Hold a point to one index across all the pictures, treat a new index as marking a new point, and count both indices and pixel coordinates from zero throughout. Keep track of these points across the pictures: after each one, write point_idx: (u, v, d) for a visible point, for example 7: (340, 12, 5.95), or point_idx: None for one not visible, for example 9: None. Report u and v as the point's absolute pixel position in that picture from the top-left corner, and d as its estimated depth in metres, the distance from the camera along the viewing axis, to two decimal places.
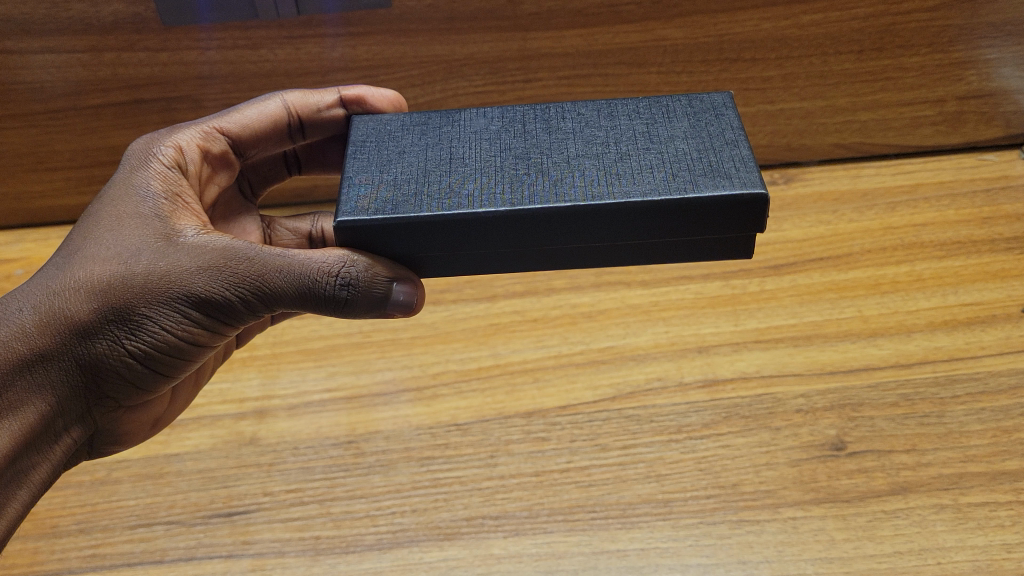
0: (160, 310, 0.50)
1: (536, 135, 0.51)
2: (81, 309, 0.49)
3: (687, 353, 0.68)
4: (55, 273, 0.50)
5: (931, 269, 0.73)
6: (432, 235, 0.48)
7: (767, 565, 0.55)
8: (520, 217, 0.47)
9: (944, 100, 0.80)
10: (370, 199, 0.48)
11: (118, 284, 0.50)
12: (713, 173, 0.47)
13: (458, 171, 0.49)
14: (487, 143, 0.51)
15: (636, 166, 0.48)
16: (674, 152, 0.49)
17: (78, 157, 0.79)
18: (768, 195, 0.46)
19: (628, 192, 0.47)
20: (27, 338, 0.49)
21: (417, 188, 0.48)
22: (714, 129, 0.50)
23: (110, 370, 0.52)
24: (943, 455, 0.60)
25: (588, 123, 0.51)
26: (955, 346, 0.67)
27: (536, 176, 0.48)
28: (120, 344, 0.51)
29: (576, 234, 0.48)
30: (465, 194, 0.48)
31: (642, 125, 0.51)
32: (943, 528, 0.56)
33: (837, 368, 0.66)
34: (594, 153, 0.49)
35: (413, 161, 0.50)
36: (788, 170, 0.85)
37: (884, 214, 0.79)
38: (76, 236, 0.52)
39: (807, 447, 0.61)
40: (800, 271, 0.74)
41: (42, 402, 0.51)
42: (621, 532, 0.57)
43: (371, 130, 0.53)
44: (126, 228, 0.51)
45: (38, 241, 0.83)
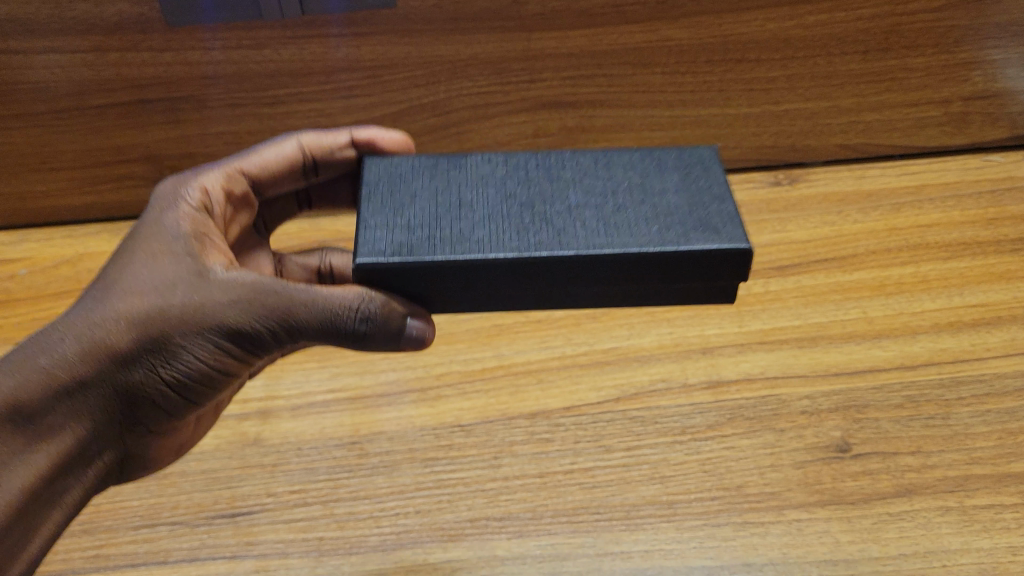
0: (192, 344, 0.48)
1: (538, 183, 0.52)
2: (121, 337, 0.47)
3: (690, 354, 0.68)
4: (91, 307, 0.48)
5: (936, 271, 0.73)
6: (444, 277, 0.48)
7: (772, 566, 0.55)
8: (530, 262, 0.47)
9: (950, 101, 0.80)
10: (386, 241, 0.48)
11: (152, 318, 0.47)
12: (704, 227, 0.48)
13: (467, 215, 0.49)
14: (492, 189, 0.51)
15: (633, 217, 0.49)
16: (667, 204, 0.50)
17: (82, 158, 0.78)
18: (753, 249, 0.47)
19: (631, 240, 0.47)
20: (64, 367, 0.47)
21: (428, 231, 0.48)
22: (703, 184, 0.51)
23: (142, 402, 0.50)
24: (948, 457, 0.60)
25: (587, 173, 0.52)
26: (960, 347, 0.67)
27: (541, 223, 0.48)
28: (152, 376, 0.49)
29: (579, 279, 0.48)
30: (477, 237, 0.48)
31: (637, 178, 0.52)
32: (949, 531, 0.56)
33: (842, 369, 0.66)
34: (593, 203, 0.50)
35: (424, 205, 0.50)
36: (793, 171, 0.84)
37: (889, 215, 0.79)
38: (104, 276, 0.50)
39: (812, 449, 0.61)
40: (804, 271, 0.74)
41: (72, 432, 0.48)
42: (625, 534, 0.57)
43: (381, 176, 0.53)
44: (162, 260, 0.50)
45: (39, 240, 0.82)
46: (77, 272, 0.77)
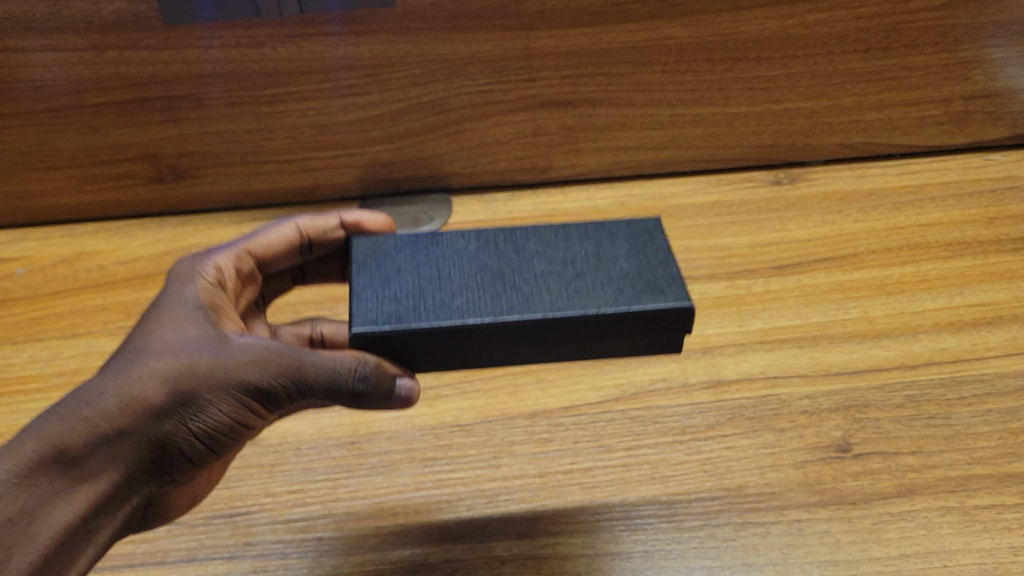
0: (221, 399, 0.47)
1: (507, 253, 0.53)
2: (154, 391, 0.46)
3: (691, 354, 0.68)
4: (117, 367, 0.47)
5: (937, 270, 0.73)
6: (429, 344, 0.49)
7: (772, 567, 0.54)
8: (504, 328, 0.48)
9: (950, 100, 0.80)
10: (375, 312, 0.49)
11: (184, 374, 0.46)
12: (652, 289, 0.50)
13: (447, 285, 0.51)
14: (468, 260, 0.53)
15: (591, 282, 0.50)
16: (620, 270, 0.51)
17: (80, 156, 0.77)
18: (696, 308, 0.49)
19: (593, 304, 0.49)
20: (99, 418, 0.45)
21: (413, 302, 0.50)
22: (651, 250, 0.53)
23: (170, 454, 0.48)
24: (949, 457, 0.60)
25: (548, 242, 0.54)
26: (961, 347, 0.67)
27: (510, 290, 0.50)
28: (181, 429, 0.47)
29: (549, 340, 0.50)
30: (457, 306, 0.49)
31: (592, 245, 0.53)
32: (950, 531, 0.55)
33: (842, 368, 0.66)
34: (556, 271, 0.51)
35: (408, 278, 0.52)
36: (793, 170, 0.84)
37: (889, 214, 0.79)
38: (127, 341, 0.49)
39: (812, 448, 0.61)
40: (804, 271, 0.74)
41: (104, 480, 0.46)
42: (624, 534, 0.56)
43: (369, 251, 0.54)
44: (185, 324, 0.49)
45: (38, 240, 0.81)
46: (76, 271, 0.77)
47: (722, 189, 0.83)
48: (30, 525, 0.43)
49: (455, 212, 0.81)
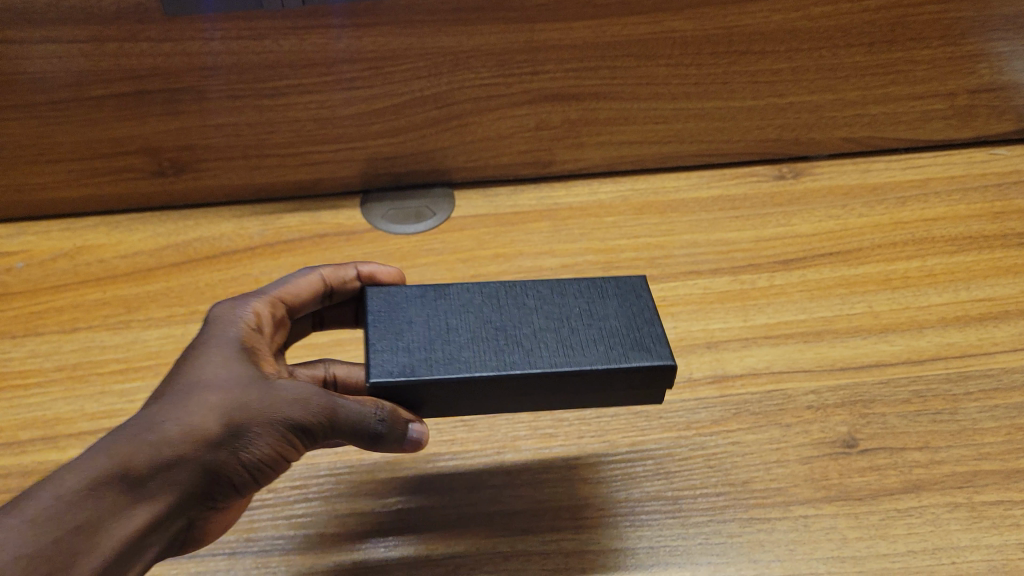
0: (267, 437, 0.47)
1: (506, 306, 0.54)
2: (207, 423, 0.45)
3: (695, 349, 0.67)
4: (171, 401, 0.46)
5: (942, 265, 0.73)
6: (435, 395, 0.50)
7: (779, 563, 0.54)
8: (507, 382, 0.50)
9: (956, 94, 0.80)
10: (388, 361, 0.50)
11: (235, 411, 0.46)
12: (639, 347, 0.52)
13: (454, 338, 0.52)
14: (472, 315, 0.54)
15: (584, 339, 0.52)
16: (610, 327, 0.53)
17: (80, 149, 0.76)
18: (676, 366, 0.51)
19: (587, 360, 0.50)
20: (156, 444, 0.44)
21: (422, 353, 0.51)
22: (638, 307, 0.55)
23: (220, 484, 0.47)
24: (956, 453, 0.59)
25: (544, 295, 0.55)
26: (968, 342, 0.66)
27: (510, 345, 0.51)
28: (232, 462, 0.46)
29: (543, 394, 0.51)
30: (465, 361, 0.50)
31: (585, 300, 0.55)
32: (958, 527, 0.55)
33: (848, 364, 0.65)
34: (551, 326, 0.53)
35: (415, 328, 0.53)
36: (796, 165, 0.84)
37: (894, 209, 0.78)
38: (176, 375, 0.48)
39: (818, 444, 0.60)
40: (809, 266, 0.73)
41: (157, 506, 0.45)
42: (629, 530, 0.56)
43: (382, 302, 0.54)
44: (234, 358, 0.49)
45: (38, 233, 0.80)
46: (76, 265, 0.77)
47: (726, 184, 0.82)
48: (92, 539, 0.42)
49: (458, 207, 0.81)
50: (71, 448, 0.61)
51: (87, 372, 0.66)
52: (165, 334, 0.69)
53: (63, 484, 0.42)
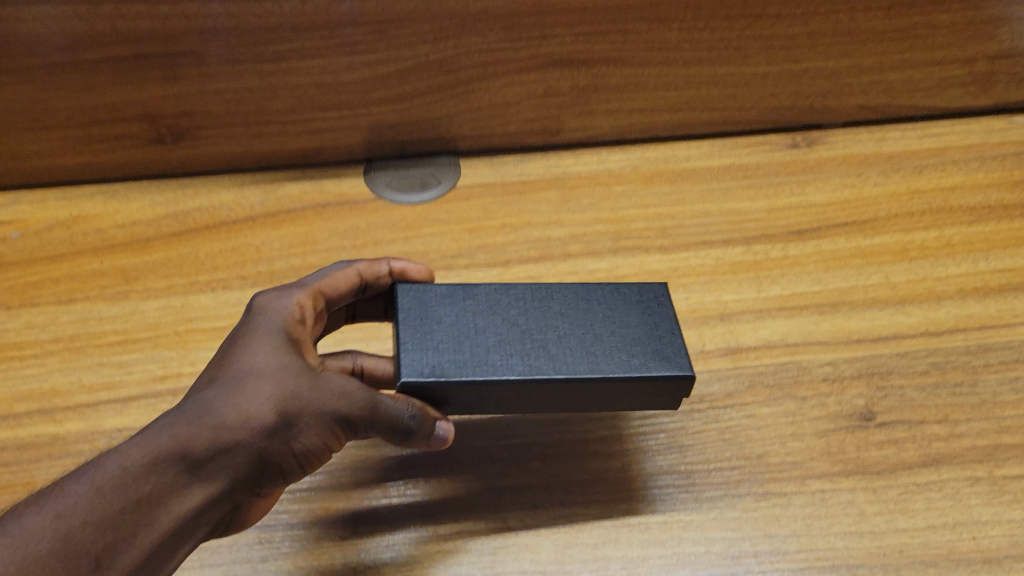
0: (316, 429, 0.46)
1: (533, 308, 0.55)
2: (261, 410, 0.45)
3: (708, 320, 0.66)
4: (226, 388, 0.46)
5: (960, 235, 0.71)
6: (464, 397, 0.51)
7: (796, 539, 0.53)
8: (532, 387, 0.51)
9: (975, 60, 0.77)
10: (420, 362, 0.51)
11: (290, 400, 0.46)
12: (663, 357, 0.52)
13: (481, 340, 0.52)
14: (500, 316, 0.54)
15: (609, 346, 0.53)
16: (634, 334, 0.54)
17: (76, 116, 0.74)
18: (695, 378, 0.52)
19: (609, 370, 0.51)
20: (213, 429, 0.44)
21: (453, 354, 0.51)
22: (661, 314, 0.55)
23: (269, 473, 0.46)
24: (976, 426, 0.58)
25: (569, 298, 0.56)
26: (987, 314, 0.65)
27: (538, 349, 0.52)
28: (284, 451, 0.46)
29: (566, 399, 0.52)
30: (492, 365, 0.51)
31: (610, 305, 0.56)
32: (979, 502, 0.54)
33: (865, 336, 0.64)
34: (577, 331, 0.54)
35: (446, 328, 0.53)
36: (810, 133, 0.82)
37: (911, 177, 0.77)
38: (227, 364, 0.47)
39: (835, 417, 0.59)
40: (824, 236, 0.72)
41: (212, 490, 0.44)
42: (642, 504, 0.55)
43: (414, 298, 0.55)
44: (284, 349, 0.48)
45: (34, 202, 0.78)
46: (72, 235, 0.75)
47: (738, 153, 0.80)
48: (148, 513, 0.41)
49: (464, 176, 0.79)
50: (70, 421, 0.60)
51: (84, 344, 0.65)
52: (164, 306, 0.68)
53: (120, 463, 0.42)
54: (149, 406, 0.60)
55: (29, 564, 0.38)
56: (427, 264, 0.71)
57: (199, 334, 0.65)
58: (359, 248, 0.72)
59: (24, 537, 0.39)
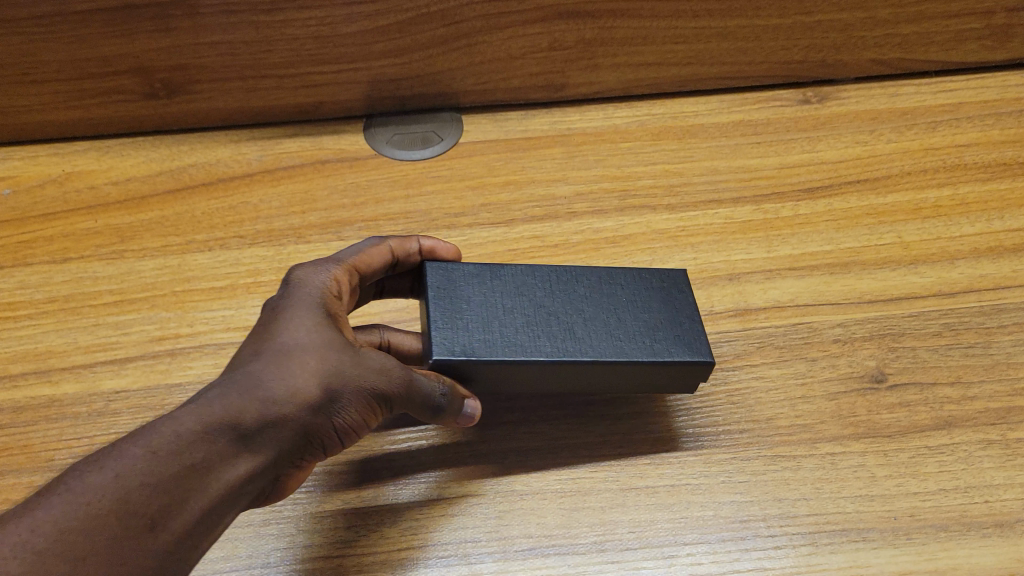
0: (358, 402, 0.46)
1: (558, 290, 0.55)
2: (307, 385, 0.44)
3: (717, 281, 0.64)
4: (266, 361, 0.44)
5: (975, 193, 0.69)
6: (491, 375, 0.51)
7: (805, 503, 0.52)
8: (559, 368, 0.51)
9: (994, 12, 0.75)
10: (452, 339, 0.51)
11: (334, 375, 0.45)
12: (686, 343, 0.53)
13: (509, 320, 0.53)
14: (526, 296, 0.54)
15: (633, 330, 0.53)
16: (656, 320, 0.54)
17: (66, 69, 0.71)
18: (713, 363, 0.52)
19: (633, 354, 0.52)
20: (262, 402, 0.43)
21: (483, 333, 0.51)
22: (680, 302, 0.56)
23: (310, 446, 0.45)
24: (990, 388, 0.57)
25: (592, 283, 0.56)
26: (1001, 274, 0.63)
27: (565, 331, 0.52)
28: (325, 424, 0.45)
29: (589, 380, 0.53)
30: (520, 345, 0.51)
31: (632, 291, 0.56)
32: (991, 465, 0.53)
33: (876, 297, 0.62)
34: (601, 314, 0.54)
35: (476, 306, 0.53)
36: (821, 89, 0.80)
37: (924, 134, 0.75)
38: (264, 336, 0.46)
39: (846, 379, 0.58)
40: (835, 194, 0.70)
41: (259, 460, 0.43)
42: (649, 468, 0.54)
43: (443, 275, 0.54)
44: (323, 320, 0.47)
45: (26, 158, 0.77)
46: (65, 192, 0.73)
47: (747, 110, 0.78)
48: (199, 488, 0.40)
49: (466, 132, 0.77)
50: (65, 382, 0.59)
51: (79, 304, 0.64)
52: (161, 265, 0.66)
53: (172, 429, 0.41)
54: (146, 367, 0.59)
55: (86, 524, 0.37)
56: (429, 223, 0.69)
57: (197, 295, 0.64)
58: (359, 206, 0.70)
59: (78, 498, 0.38)
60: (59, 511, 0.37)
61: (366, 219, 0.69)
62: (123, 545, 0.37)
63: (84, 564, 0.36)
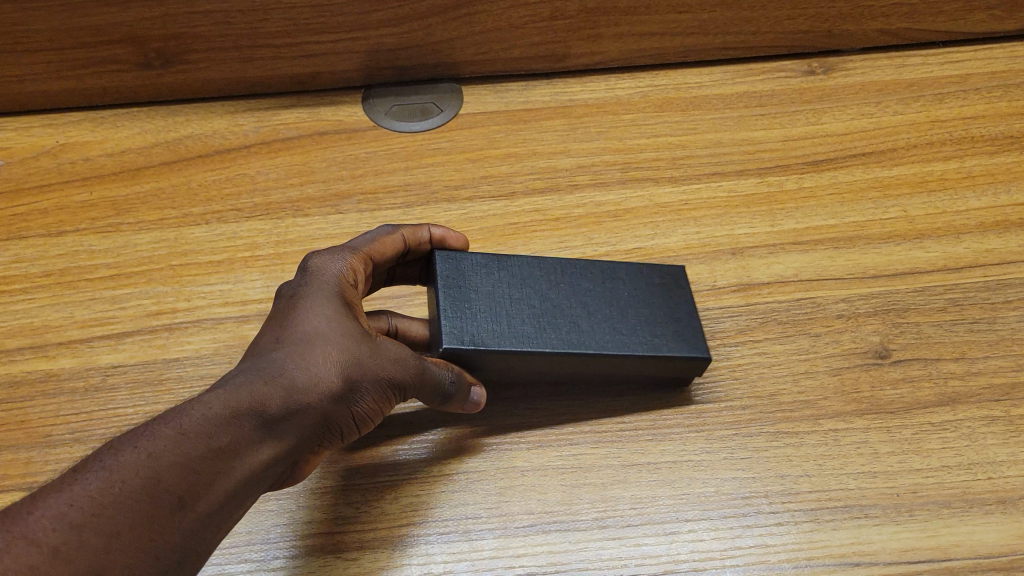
0: (375, 390, 0.46)
1: (563, 283, 0.56)
2: (328, 374, 0.44)
3: (720, 255, 0.64)
4: (288, 348, 0.45)
5: (982, 166, 0.68)
6: (496, 363, 0.52)
7: (807, 479, 0.51)
8: (564, 359, 0.52)
9: None
10: (461, 327, 0.51)
11: (353, 364, 0.45)
12: (685, 339, 0.54)
13: (516, 310, 0.53)
14: (532, 288, 0.55)
15: (635, 326, 0.54)
16: (657, 317, 0.56)
17: (58, 38, 0.70)
18: (709, 360, 0.53)
19: (636, 348, 0.53)
20: (285, 390, 0.43)
21: (491, 322, 0.52)
22: (679, 299, 0.57)
23: (328, 432, 0.46)
24: (994, 364, 0.56)
25: (596, 277, 0.57)
26: (1008, 249, 0.63)
27: (570, 324, 0.53)
28: (344, 411, 0.45)
29: (590, 371, 0.54)
30: (527, 336, 0.52)
31: (633, 288, 0.57)
32: (994, 442, 0.52)
33: (880, 272, 0.62)
34: (604, 309, 0.55)
35: (484, 295, 0.53)
36: (827, 60, 0.78)
37: (931, 106, 0.74)
38: (284, 323, 0.46)
39: (849, 355, 0.57)
40: (840, 167, 0.69)
41: (281, 446, 0.43)
42: (651, 444, 0.53)
43: (452, 262, 0.54)
44: (341, 308, 0.47)
45: (19, 129, 0.75)
46: (60, 164, 0.72)
47: (751, 80, 0.77)
48: (225, 472, 0.41)
49: (466, 104, 0.76)
50: (62, 357, 0.58)
51: (75, 278, 0.63)
52: (157, 239, 0.66)
53: (202, 411, 0.41)
54: (143, 342, 0.59)
55: (120, 502, 0.38)
56: (429, 196, 0.68)
57: (194, 269, 0.63)
58: (358, 179, 0.70)
59: (114, 475, 0.38)
60: (95, 487, 0.38)
61: (365, 192, 0.69)
62: (155, 523, 0.38)
63: (118, 540, 0.37)
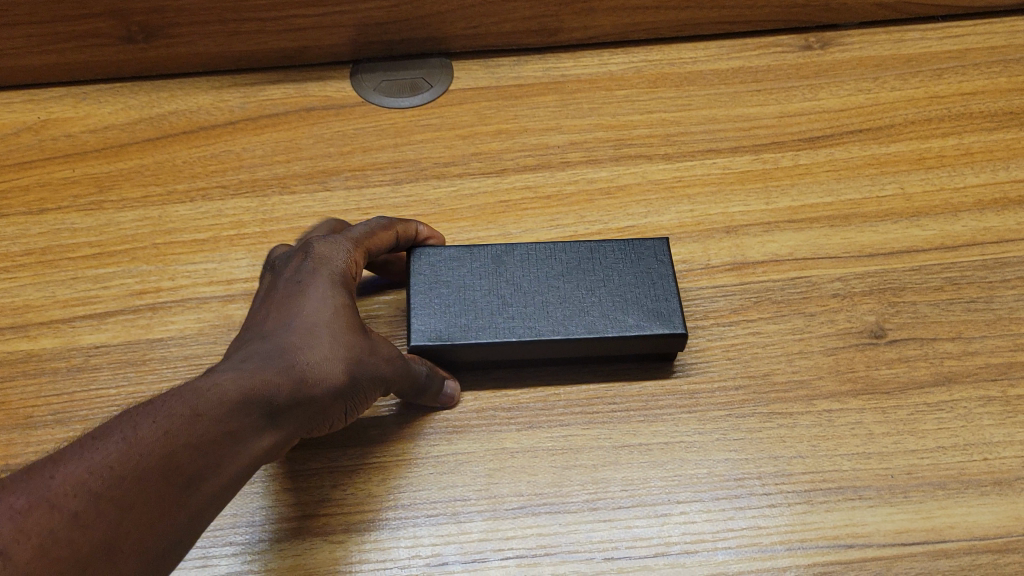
0: (370, 386, 0.46)
1: (547, 267, 0.55)
2: (335, 368, 0.44)
3: (713, 234, 0.63)
4: (297, 338, 0.44)
5: (980, 143, 0.67)
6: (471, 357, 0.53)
7: (800, 461, 0.51)
8: (535, 347, 0.52)
9: None
10: (430, 324, 0.53)
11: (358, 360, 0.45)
12: (660, 313, 0.53)
13: (491, 301, 0.54)
14: (513, 275, 0.55)
15: (615, 306, 0.54)
16: (642, 294, 0.54)
17: (37, 11, 0.68)
18: (685, 332, 0.52)
19: (609, 331, 0.52)
20: (295, 380, 0.42)
21: (462, 316, 0.53)
22: (659, 271, 0.55)
23: (323, 422, 0.46)
24: (991, 343, 0.55)
25: (584, 258, 0.56)
26: (1006, 227, 0.62)
27: (545, 310, 0.53)
28: (341, 404, 0.45)
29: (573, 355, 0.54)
30: (494, 328, 0.53)
31: (623, 264, 0.56)
32: (990, 422, 0.52)
33: (876, 250, 0.61)
34: (586, 290, 0.54)
35: (459, 288, 0.54)
36: (824, 34, 0.77)
37: (930, 81, 0.72)
38: (290, 310, 0.45)
39: (844, 334, 0.57)
40: (836, 143, 0.68)
41: (280, 435, 0.43)
42: (642, 425, 0.53)
43: (430, 259, 0.56)
44: (346, 300, 0.47)
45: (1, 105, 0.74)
46: (42, 140, 0.71)
47: (747, 55, 0.76)
48: (231, 457, 0.40)
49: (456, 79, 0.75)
50: (44, 337, 0.57)
51: (58, 257, 0.62)
52: (141, 217, 0.64)
53: (216, 392, 0.40)
54: (126, 322, 0.58)
55: (134, 476, 0.37)
56: (417, 173, 0.67)
57: (178, 247, 0.62)
58: (346, 155, 0.68)
59: (132, 448, 0.38)
60: (110, 458, 0.37)
61: (353, 169, 0.67)
62: (164, 501, 0.38)
63: (129, 514, 0.36)
